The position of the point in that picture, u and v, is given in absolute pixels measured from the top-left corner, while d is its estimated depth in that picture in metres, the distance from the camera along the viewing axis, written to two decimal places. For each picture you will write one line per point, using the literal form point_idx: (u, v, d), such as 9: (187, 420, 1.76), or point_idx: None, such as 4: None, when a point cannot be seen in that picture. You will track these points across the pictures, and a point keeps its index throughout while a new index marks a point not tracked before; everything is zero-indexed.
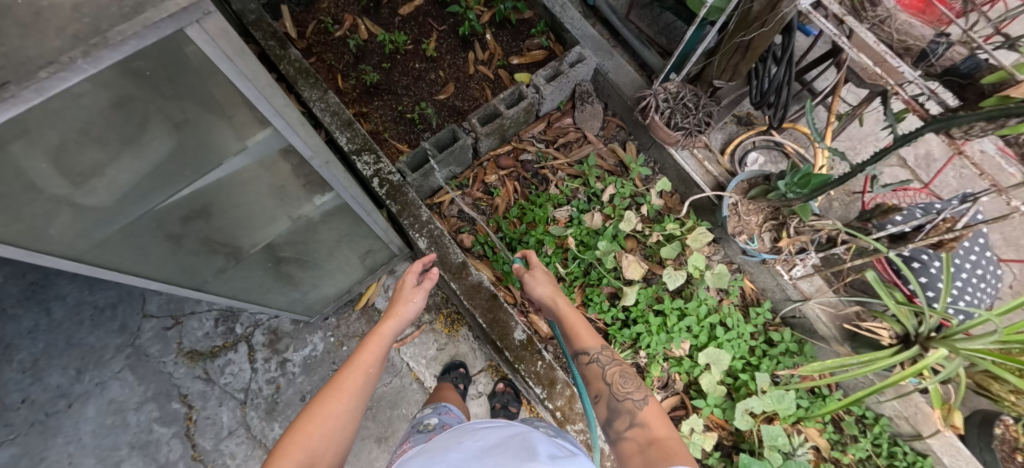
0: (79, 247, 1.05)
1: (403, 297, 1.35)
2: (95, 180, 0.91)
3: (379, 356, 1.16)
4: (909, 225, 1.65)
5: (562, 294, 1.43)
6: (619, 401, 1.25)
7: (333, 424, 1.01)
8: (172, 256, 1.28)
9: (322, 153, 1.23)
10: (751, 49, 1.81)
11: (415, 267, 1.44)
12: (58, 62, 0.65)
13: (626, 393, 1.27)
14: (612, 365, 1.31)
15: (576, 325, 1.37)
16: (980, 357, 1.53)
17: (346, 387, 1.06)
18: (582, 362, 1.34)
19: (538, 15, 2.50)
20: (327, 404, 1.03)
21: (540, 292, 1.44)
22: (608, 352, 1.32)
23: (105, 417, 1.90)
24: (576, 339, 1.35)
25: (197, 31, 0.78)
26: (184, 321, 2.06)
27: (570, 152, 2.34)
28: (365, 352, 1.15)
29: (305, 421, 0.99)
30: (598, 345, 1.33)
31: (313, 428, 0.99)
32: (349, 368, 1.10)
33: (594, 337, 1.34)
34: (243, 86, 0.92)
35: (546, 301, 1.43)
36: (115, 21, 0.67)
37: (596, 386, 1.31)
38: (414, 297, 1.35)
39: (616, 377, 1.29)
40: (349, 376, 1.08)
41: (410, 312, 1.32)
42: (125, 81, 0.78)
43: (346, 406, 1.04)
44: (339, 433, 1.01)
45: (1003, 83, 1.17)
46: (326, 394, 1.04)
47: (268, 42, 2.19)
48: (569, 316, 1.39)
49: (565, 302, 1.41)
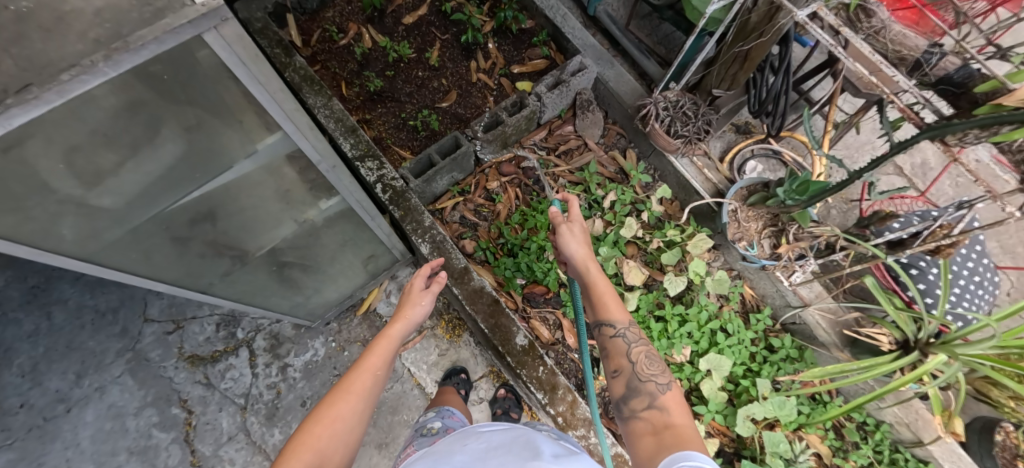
0: (90, 249, 1.06)
1: (411, 301, 1.34)
2: (108, 181, 0.92)
3: (387, 360, 1.16)
4: (906, 231, 1.68)
5: (595, 260, 1.38)
6: (641, 381, 1.26)
7: (341, 425, 1.01)
8: (178, 259, 1.28)
9: (329, 157, 1.24)
10: (748, 59, 1.86)
11: (423, 271, 1.44)
12: (79, 65, 0.66)
13: (650, 375, 1.27)
14: (638, 343, 1.31)
15: (605, 295, 1.34)
16: (979, 362, 1.54)
17: (354, 389, 1.06)
18: (605, 334, 1.32)
19: (539, 24, 2.53)
20: (335, 406, 1.03)
21: (574, 250, 1.39)
22: (635, 330, 1.32)
23: (104, 422, 1.89)
24: (602, 310, 1.33)
25: (214, 36, 0.79)
26: (185, 326, 2.06)
27: (570, 159, 2.37)
28: (373, 354, 1.15)
29: (314, 422, 1.00)
30: (626, 320, 1.32)
31: (322, 430, 0.99)
32: (356, 369, 1.10)
33: (622, 312, 1.33)
34: (256, 90, 0.93)
35: (579, 261, 1.38)
36: (137, 26, 0.69)
37: (616, 361, 1.30)
38: (422, 300, 1.36)
39: (640, 357, 1.29)
40: (357, 377, 1.08)
41: (418, 316, 1.33)
42: (141, 84, 0.80)
43: (354, 408, 1.04)
44: (346, 435, 1.01)
45: (996, 92, 1.19)
46: (334, 396, 1.05)
47: (274, 50, 2.22)
48: (598, 283, 1.36)
49: (598, 267, 1.37)
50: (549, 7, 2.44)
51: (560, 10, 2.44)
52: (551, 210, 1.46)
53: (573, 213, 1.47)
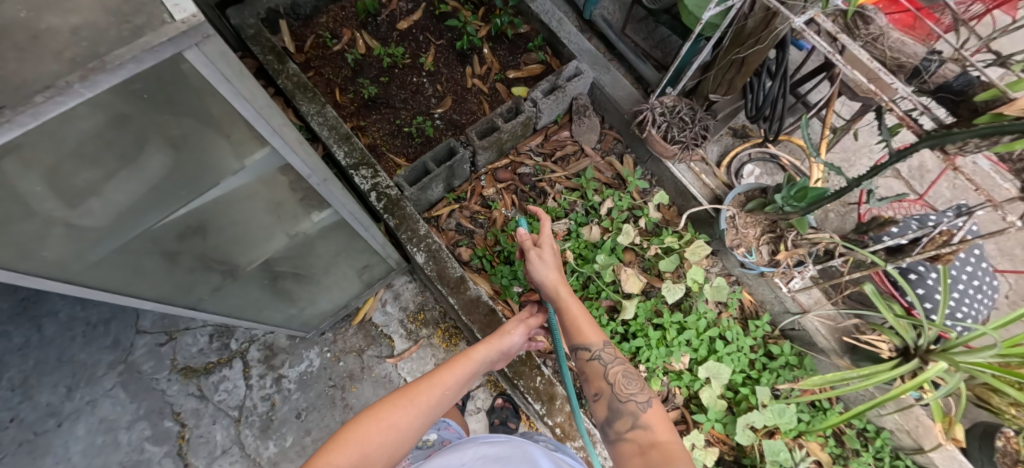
0: (74, 268, 1.04)
1: (502, 331, 1.43)
2: (90, 200, 0.90)
3: (457, 383, 1.24)
4: (904, 237, 1.66)
5: (565, 282, 1.38)
6: (621, 402, 1.25)
7: (394, 433, 1.07)
8: (167, 274, 1.26)
9: (320, 170, 1.22)
10: (745, 64, 1.82)
11: (530, 310, 1.55)
12: (54, 87, 0.64)
13: (630, 394, 1.26)
14: (614, 364, 1.30)
15: (578, 318, 1.33)
16: (980, 371, 1.51)
17: (418, 402, 1.13)
18: (582, 357, 1.32)
19: (535, 29, 2.51)
20: (395, 414, 1.09)
21: (543, 276, 1.39)
22: (610, 351, 1.31)
23: (96, 436, 1.86)
24: (576, 334, 1.32)
25: (195, 54, 0.77)
26: (178, 337, 2.04)
27: (567, 164, 2.34)
28: (447, 373, 1.23)
29: (372, 421, 1.06)
30: (600, 342, 1.31)
31: (376, 433, 1.05)
32: (425, 384, 1.18)
33: (597, 333, 1.32)
34: (241, 106, 0.91)
35: (549, 286, 1.38)
36: (115, 45, 0.67)
37: (597, 384, 1.29)
38: (511, 334, 1.44)
39: (618, 377, 1.28)
40: (425, 391, 1.16)
41: (501, 348, 1.40)
42: (122, 101, 0.77)
43: (412, 418, 1.11)
44: (393, 443, 1.06)
45: (995, 101, 1.16)
46: (397, 403, 1.11)
47: (267, 57, 2.20)
48: (570, 305, 1.34)
49: (567, 289, 1.36)
50: (545, 12, 2.42)
51: (556, 14, 2.42)
52: (520, 233, 1.46)
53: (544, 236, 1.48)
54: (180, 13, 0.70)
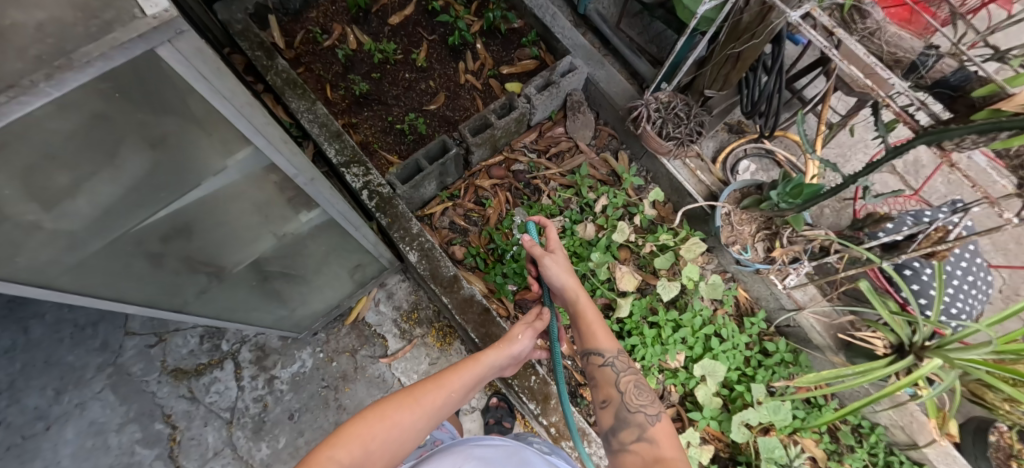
0: (53, 272, 1.01)
1: (512, 337, 1.38)
2: (65, 204, 0.87)
3: (464, 387, 1.22)
4: (901, 234, 1.63)
5: (582, 288, 1.34)
6: (630, 412, 1.24)
7: (397, 434, 1.05)
8: (151, 276, 1.23)
9: (307, 170, 1.20)
10: (740, 60, 1.80)
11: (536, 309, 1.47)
12: (18, 86, 0.61)
13: (639, 405, 1.25)
14: (627, 372, 1.29)
15: (593, 324, 1.33)
16: (974, 367, 1.49)
17: (424, 403, 1.12)
18: (594, 363, 1.32)
19: (528, 24, 2.48)
20: (401, 413, 1.08)
21: (561, 282, 1.35)
22: (623, 359, 1.31)
23: (84, 439, 1.84)
24: (590, 339, 1.32)
25: (168, 51, 0.74)
26: (168, 339, 2.01)
27: (561, 161, 2.33)
28: (455, 375, 1.22)
29: (376, 419, 1.05)
30: (614, 349, 1.31)
31: (378, 431, 1.04)
32: (433, 385, 1.17)
33: (610, 340, 1.32)
34: (221, 105, 0.88)
35: (567, 292, 1.35)
36: (82, 41, 0.64)
37: (605, 391, 1.29)
38: (523, 337, 1.40)
39: (629, 387, 1.27)
40: (432, 394, 1.15)
41: (512, 351, 1.36)
42: (94, 101, 0.74)
43: (416, 420, 1.10)
44: (395, 443, 1.05)
45: (993, 96, 1.14)
46: (404, 402, 1.10)
47: (255, 52, 2.16)
48: (586, 311, 1.33)
49: (585, 296, 1.33)
50: (538, 7, 2.39)
51: (549, 9, 2.38)
52: (530, 239, 1.39)
53: (551, 241, 1.43)
54: (151, 7, 0.68)
